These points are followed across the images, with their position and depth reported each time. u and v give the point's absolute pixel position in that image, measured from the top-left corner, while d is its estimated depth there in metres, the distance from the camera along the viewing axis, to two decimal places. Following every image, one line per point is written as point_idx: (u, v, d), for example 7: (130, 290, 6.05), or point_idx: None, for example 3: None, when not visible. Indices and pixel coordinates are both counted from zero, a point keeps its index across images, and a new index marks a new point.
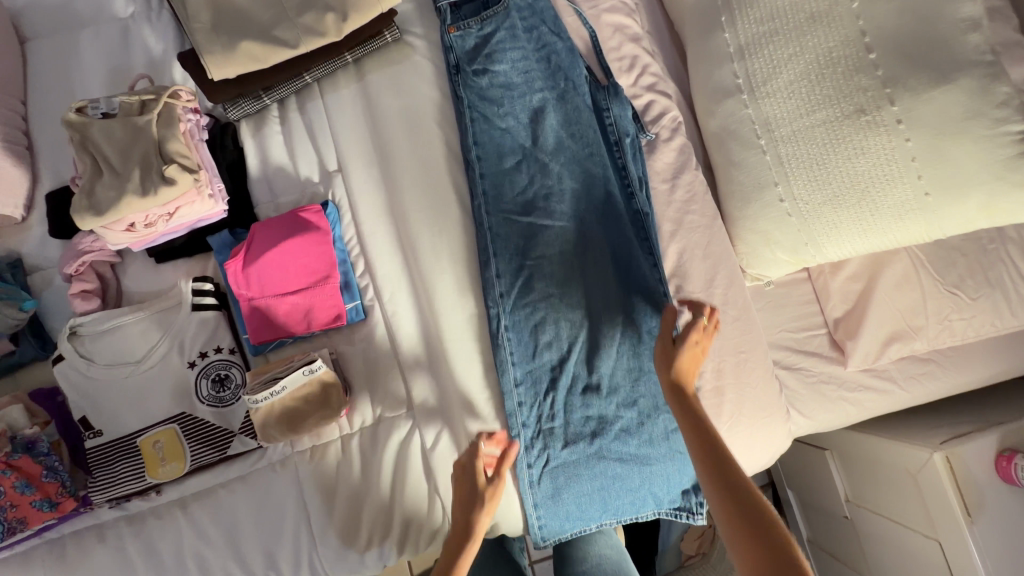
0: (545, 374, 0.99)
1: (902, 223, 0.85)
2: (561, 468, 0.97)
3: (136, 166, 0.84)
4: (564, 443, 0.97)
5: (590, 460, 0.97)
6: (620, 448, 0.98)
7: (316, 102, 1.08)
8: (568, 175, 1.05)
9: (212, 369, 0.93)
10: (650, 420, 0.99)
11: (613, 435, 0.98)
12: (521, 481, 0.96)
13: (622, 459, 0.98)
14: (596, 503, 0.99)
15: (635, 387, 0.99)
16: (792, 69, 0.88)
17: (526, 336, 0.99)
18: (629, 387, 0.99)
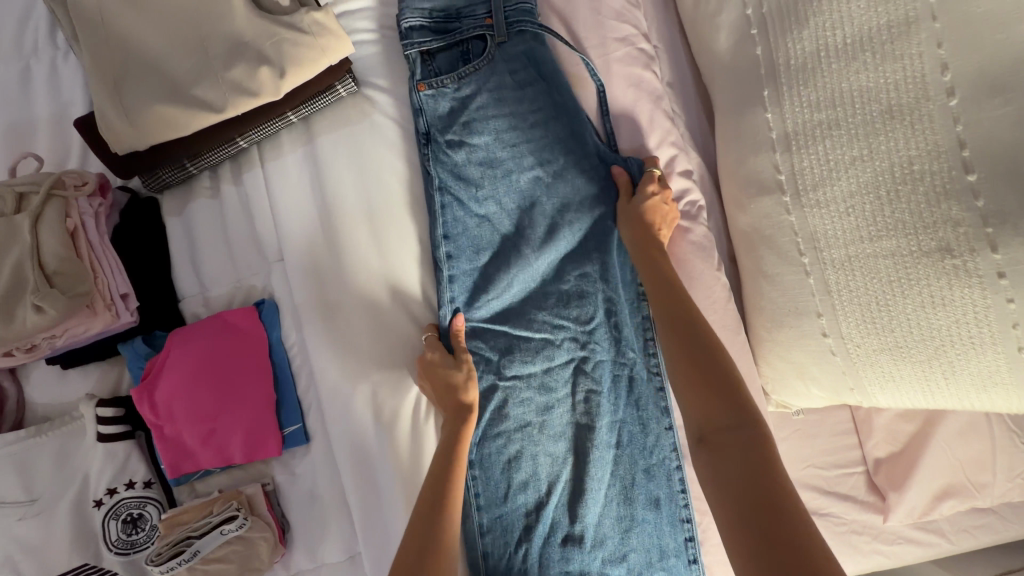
0: (517, 521, 0.83)
1: (986, 394, 0.64)
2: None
3: (6, 284, 0.67)
4: None
5: None
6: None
7: (255, 171, 0.88)
8: (558, 275, 0.86)
9: (123, 509, 0.78)
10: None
11: None
12: None
13: None
14: None
15: (625, 539, 0.84)
16: (853, 177, 0.66)
17: (498, 474, 0.83)
18: (618, 539, 0.83)
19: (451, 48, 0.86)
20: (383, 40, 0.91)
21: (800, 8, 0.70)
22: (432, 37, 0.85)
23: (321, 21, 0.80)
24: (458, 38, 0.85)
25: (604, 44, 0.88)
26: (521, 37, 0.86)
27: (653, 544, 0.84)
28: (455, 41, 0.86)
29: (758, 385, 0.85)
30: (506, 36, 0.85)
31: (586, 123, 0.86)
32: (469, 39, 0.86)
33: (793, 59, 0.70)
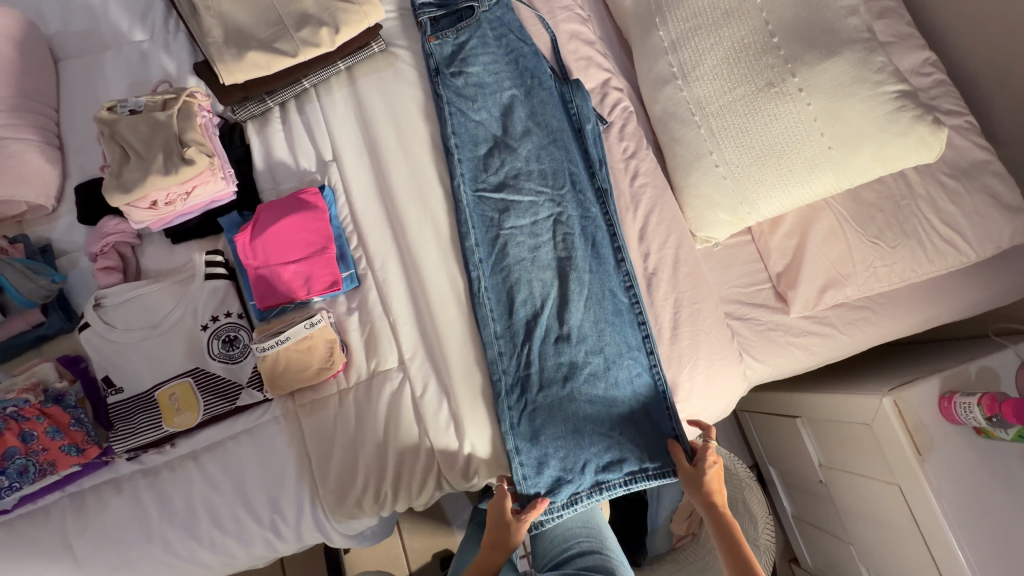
0: (521, 327, 1.11)
1: (815, 176, 1.00)
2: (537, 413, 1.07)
3: (159, 153, 0.98)
4: (539, 388, 1.08)
5: (563, 402, 1.08)
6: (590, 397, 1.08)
7: (313, 104, 1.23)
8: (535, 156, 1.20)
9: (222, 331, 1.04)
10: (617, 365, 1.10)
11: (583, 378, 1.09)
12: (504, 423, 1.06)
13: (593, 401, 1.08)
14: (573, 450, 1.06)
15: (601, 336, 1.11)
16: (714, 55, 1.05)
17: (504, 295, 1.13)
18: (595, 336, 1.10)
19: (450, 15, 1.26)
20: (400, 17, 1.30)
21: None
22: (437, 9, 1.25)
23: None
24: (454, 7, 1.24)
25: (553, 11, 1.30)
26: (498, 6, 1.26)
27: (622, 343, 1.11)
28: (452, 11, 1.26)
29: (684, 223, 1.19)
30: (487, 6, 1.25)
31: (544, 58, 1.25)
32: (461, 8, 1.25)
33: None
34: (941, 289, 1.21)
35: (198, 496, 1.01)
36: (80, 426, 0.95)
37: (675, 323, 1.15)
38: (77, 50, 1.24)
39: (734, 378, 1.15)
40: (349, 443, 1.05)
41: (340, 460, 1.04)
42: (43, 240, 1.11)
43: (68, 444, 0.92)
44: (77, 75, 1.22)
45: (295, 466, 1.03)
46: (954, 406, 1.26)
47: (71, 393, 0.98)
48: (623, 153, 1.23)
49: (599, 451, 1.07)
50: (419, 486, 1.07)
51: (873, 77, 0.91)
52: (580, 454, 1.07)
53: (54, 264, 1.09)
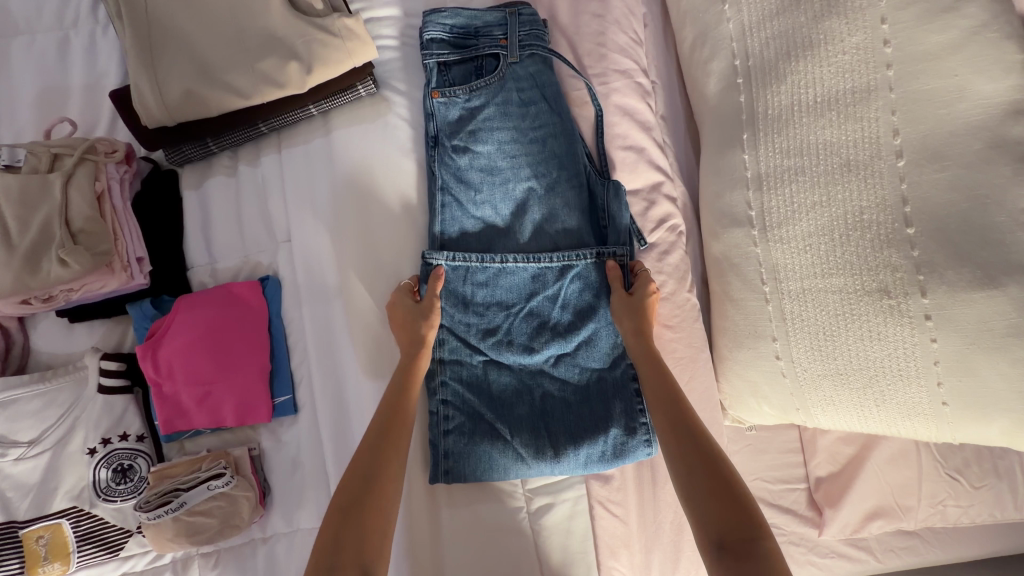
0: (486, 450, 0.87)
1: (909, 422, 0.73)
2: (470, 428, 0.88)
3: (33, 238, 0.72)
4: (497, 461, 0.88)
5: (523, 460, 0.87)
6: (539, 441, 0.88)
7: (272, 155, 0.95)
8: (527, 224, 0.92)
9: (114, 459, 0.83)
10: (589, 442, 0.88)
11: (552, 455, 0.87)
12: (437, 450, 0.87)
13: (557, 448, 0.88)
14: (524, 432, 0.88)
15: (576, 431, 0.89)
16: (812, 220, 0.75)
17: (466, 408, 0.89)
18: (568, 433, 0.89)
19: (466, 62, 0.94)
20: (402, 48, 0.98)
21: (779, 64, 0.77)
22: (451, 51, 0.93)
23: (350, 26, 0.87)
24: (474, 54, 0.93)
25: (606, 74, 0.96)
26: (532, 59, 0.95)
27: (607, 542, 0.90)
28: (470, 57, 0.94)
29: (716, 399, 0.92)
30: (518, 57, 0.93)
31: (580, 142, 0.94)
32: (484, 56, 0.94)
33: (770, 109, 0.78)
34: (1017, 528, 0.97)
35: None
36: None
37: (678, 523, 0.92)
38: None
39: None
40: None
41: None
42: None
43: None
44: None
45: None
46: None
47: None
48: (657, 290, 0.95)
49: (555, 436, 0.88)
50: None
51: None
52: (539, 452, 0.88)
53: None
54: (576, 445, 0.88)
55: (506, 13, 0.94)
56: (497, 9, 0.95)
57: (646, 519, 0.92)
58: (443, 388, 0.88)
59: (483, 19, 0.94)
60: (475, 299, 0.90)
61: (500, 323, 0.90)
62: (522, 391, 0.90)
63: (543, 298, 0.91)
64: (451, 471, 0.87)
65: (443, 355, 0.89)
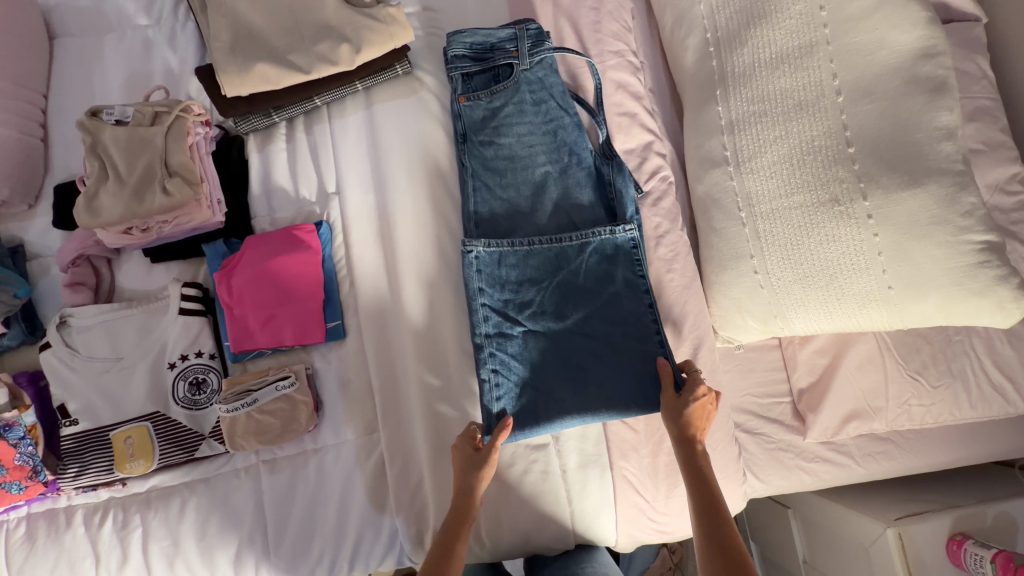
0: (532, 408, 1.00)
1: (865, 311, 0.88)
2: (518, 393, 1.00)
3: (140, 176, 0.89)
4: (545, 419, 0.99)
5: (563, 416, 1.00)
6: (579, 397, 1.00)
7: (323, 125, 1.12)
8: (551, 212, 1.07)
9: (190, 372, 0.96)
10: (615, 396, 1.00)
11: (588, 409, 1.00)
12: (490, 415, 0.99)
13: (591, 404, 1.00)
14: (567, 392, 1.00)
15: (601, 385, 1.01)
16: (775, 152, 0.92)
17: (511, 376, 1.00)
18: (596, 387, 1.01)
19: (485, 72, 1.12)
20: (431, 38, 1.17)
21: (741, 33, 0.96)
22: (472, 64, 1.10)
23: (391, 14, 1.06)
24: (491, 64, 1.10)
25: (602, 55, 1.15)
26: (540, 65, 1.11)
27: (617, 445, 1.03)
28: (489, 67, 1.11)
29: (708, 321, 1.07)
30: (528, 64, 1.09)
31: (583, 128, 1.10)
32: (500, 65, 1.11)
33: (736, 68, 0.96)
34: (978, 432, 1.10)
35: (142, 544, 0.95)
36: (24, 460, 0.89)
37: None
38: (77, 28, 1.13)
39: (733, 498, 1.05)
40: (309, 508, 0.98)
41: (297, 526, 0.98)
42: (15, 239, 1.03)
43: (9, 481, 0.89)
44: (72, 56, 1.11)
45: (250, 525, 0.96)
46: (964, 553, 1.12)
47: (20, 422, 0.91)
48: (652, 230, 1.11)
49: (591, 392, 1.01)
50: (379, 560, 1.00)
51: (958, 220, 0.78)
52: (578, 409, 1.00)
53: (24, 270, 1.02)
54: (601, 387, 1.00)
55: (515, 28, 1.09)
56: (507, 27, 1.10)
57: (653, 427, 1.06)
58: (491, 358, 1.00)
59: (497, 34, 1.10)
60: (509, 278, 1.03)
61: (533, 297, 1.03)
62: (553, 351, 1.02)
63: (570, 270, 1.04)
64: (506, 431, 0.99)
65: (488, 330, 1.01)
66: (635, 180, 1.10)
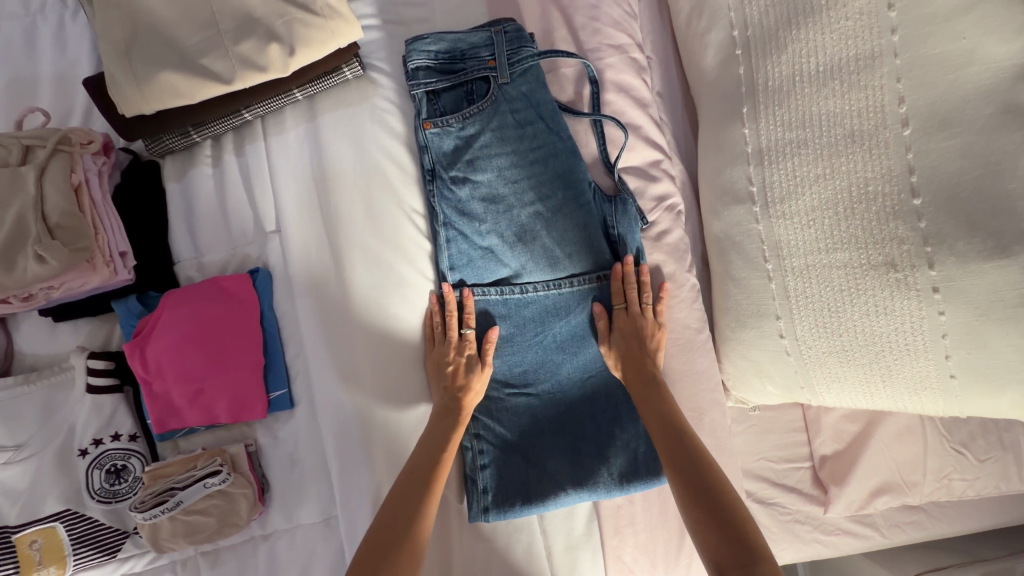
0: (517, 478, 0.86)
1: (916, 397, 0.72)
2: (505, 463, 0.86)
3: (8, 234, 0.69)
4: (539, 498, 0.85)
5: (557, 493, 0.85)
6: (578, 471, 0.86)
7: (257, 144, 0.92)
8: (541, 257, 0.88)
9: (107, 460, 0.81)
10: (620, 474, 0.87)
11: (588, 484, 0.86)
12: (473, 488, 0.85)
13: (590, 479, 0.86)
14: (562, 458, 0.87)
15: (601, 451, 0.87)
16: (816, 193, 0.73)
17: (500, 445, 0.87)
18: (594, 456, 0.87)
19: (455, 88, 0.89)
20: (386, 27, 0.93)
21: (781, 33, 0.74)
22: (439, 78, 0.88)
23: (331, 5, 0.83)
24: (462, 78, 0.88)
25: (600, 50, 0.93)
26: (524, 76, 0.89)
27: (611, 522, 0.89)
28: (459, 83, 0.89)
29: (719, 380, 0.91)
30: (509, 76, 0.88)
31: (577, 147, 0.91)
32: (473, 79, 0.89)
33: (771, 81, 0.76)
34: (1023, 501, 0.97)
35: None
36: None
37: None
38: None
39: None
40: None
41: None
42: None
43: None
44: None
45: None
46: None
47: None
48: (657, 271, 0.93)
49: (589, 464, 0.87)
50: None
51: None
52: (575, 484, 0.86)
53: None
54: (605, 461, 0.87)
55: (491, 32, 0.87)
56: (481, 28, 0.89)
57: (651, 498, 0.91)
58: (472, 422, 0.87)
59: (467, 40, 0.88)
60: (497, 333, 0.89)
61: (524, 358, 0.89)
62: (550, 425, 0.88)
63: (563, 327, 0.89)
64: (491, 508, 0.84)
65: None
66: (640, 215, 0.92)
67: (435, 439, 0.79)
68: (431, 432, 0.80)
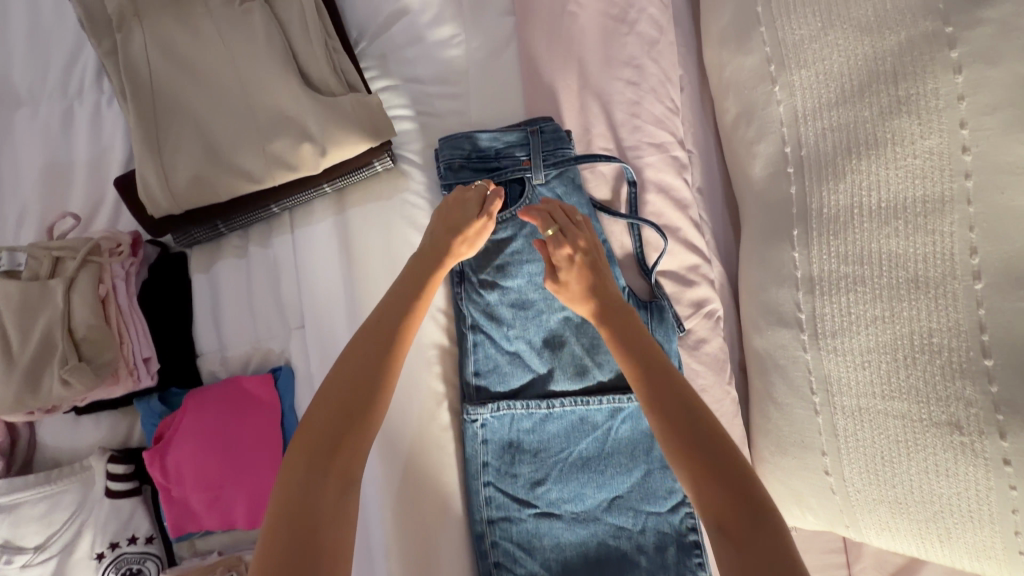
0: None
1: (978, 564, 0.66)
2: None
3: (34, 351, 0.68)
4: None
5: None
6: None
7: (284, 235, 0.90)
8: (571, 365, 0.85)
9: (123, 563, 0.80)
10: None
11: None
12: None
13: None
14: None
15: None
16: (872, 334, 0.68)
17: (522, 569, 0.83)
18: None
19: None
20: (415, 118, 0.91)
21: (838, 159, 0.70)
22: (472, 177, 0.85)
23: (364, 106, 0.82)
24: (496, 179, 0.86)
25: (639, 147, 0.89)
26: (558, 177, 0.86)
27: None
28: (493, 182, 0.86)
29: None
30: (544, 177, 0.85)
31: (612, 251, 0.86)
32: (507, 180, 0.87)
33: (826, 207, 0.71)
34: None
35: None
36: None
37: None
38: None
39: None
40: None
41: None
42: None
43: None
44: None
45: None
46: None
47: None
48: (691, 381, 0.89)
49: None
50: None
51: None
52: None
53: None
54: None
55: (527, 132, 0.85)
56: (517, 127, 0.86)
57: None
58: (494, 549, 0.83)
59: (502, 139, 0.86)
60: (522, 446, 0.86)
61: (547, 474, 0.85)
62: (573, 549, 0.84)
63: (589, 442, 0.86)
64: None
65: (491, 514, 0.84)
66: (677, 322, 0.87)
67: (355, 368, 0.67)
68: (356, 366, 0.67)
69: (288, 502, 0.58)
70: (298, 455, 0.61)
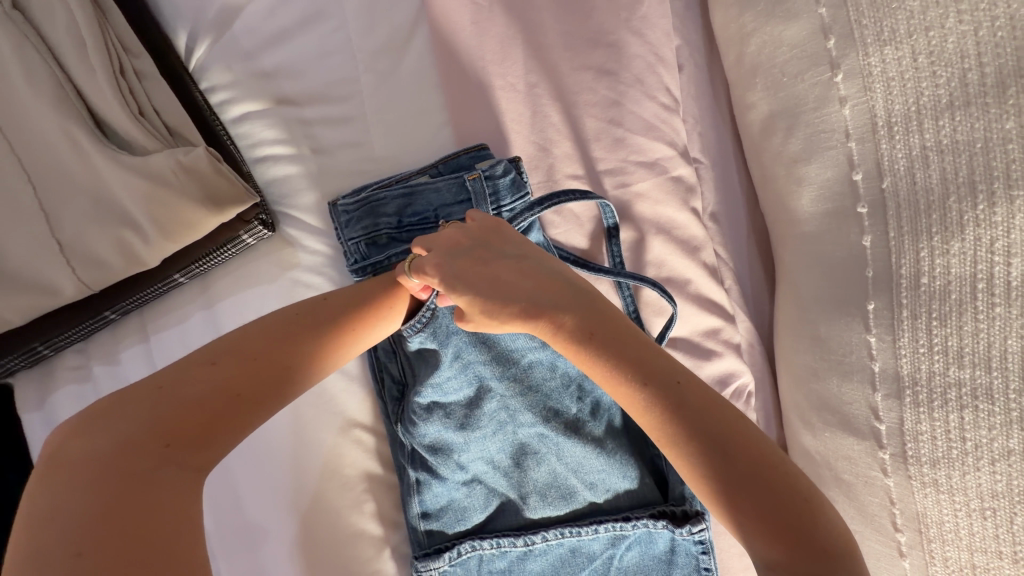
0: None
1: None
2: None
3: None
4: None
5: None
6: None
7: (135, 348, 0.62)
8: (552, 488, 0.63)
9: None
10: None
11: None
12: None
13: None
14: None
15: None
16: (999, 473, 0.44)
17: None
18: None
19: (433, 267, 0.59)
20: (293, 157, 0.61)
21: (949, 199, 0.43)
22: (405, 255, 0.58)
23: (184, 165, 0.54)
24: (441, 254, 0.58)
25: (623, 170, 0.62)
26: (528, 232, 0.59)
27: None
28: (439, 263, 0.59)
29: None
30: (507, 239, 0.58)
31: None
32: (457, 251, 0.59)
33: (925, 274, 0.45)
34: None
35: None
36: None
37: None
38: None
39: None
40: None
41: None
42: None
43: None
44: None
45: None
46: None
47: None
48: None
49: None
50: None
51: None
52: None
53: None
54: None
55: (466, 178, 0.57)
56: (450, 171, 0.58)
57: None
58: None
59: (433, 191, 0.58)
60: None
61: None
62: None
63: None
64: None
65: None
66: None
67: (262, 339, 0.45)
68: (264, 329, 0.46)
69: (110, 518, 0.35)
70: (151, 453, 0.38)
